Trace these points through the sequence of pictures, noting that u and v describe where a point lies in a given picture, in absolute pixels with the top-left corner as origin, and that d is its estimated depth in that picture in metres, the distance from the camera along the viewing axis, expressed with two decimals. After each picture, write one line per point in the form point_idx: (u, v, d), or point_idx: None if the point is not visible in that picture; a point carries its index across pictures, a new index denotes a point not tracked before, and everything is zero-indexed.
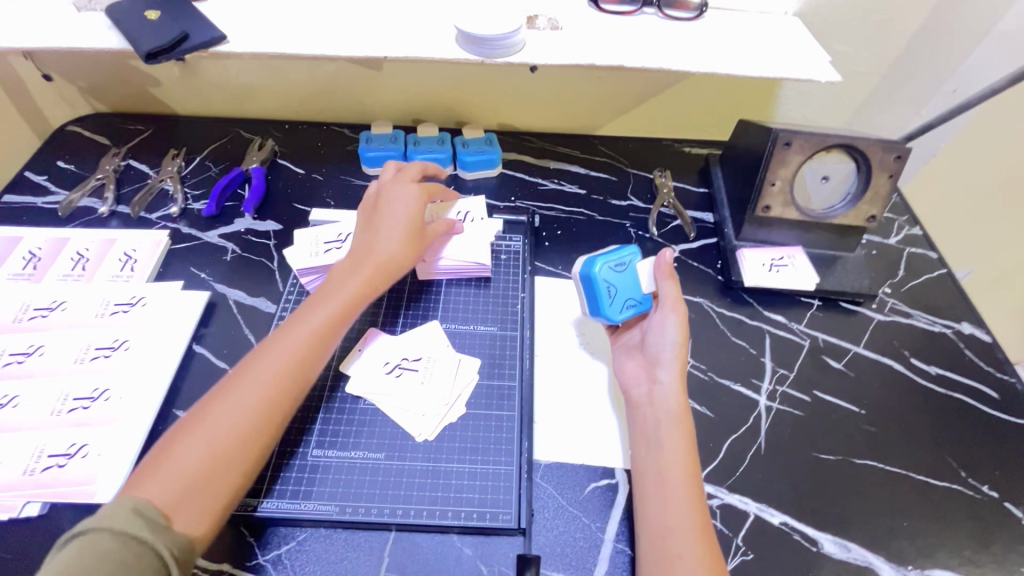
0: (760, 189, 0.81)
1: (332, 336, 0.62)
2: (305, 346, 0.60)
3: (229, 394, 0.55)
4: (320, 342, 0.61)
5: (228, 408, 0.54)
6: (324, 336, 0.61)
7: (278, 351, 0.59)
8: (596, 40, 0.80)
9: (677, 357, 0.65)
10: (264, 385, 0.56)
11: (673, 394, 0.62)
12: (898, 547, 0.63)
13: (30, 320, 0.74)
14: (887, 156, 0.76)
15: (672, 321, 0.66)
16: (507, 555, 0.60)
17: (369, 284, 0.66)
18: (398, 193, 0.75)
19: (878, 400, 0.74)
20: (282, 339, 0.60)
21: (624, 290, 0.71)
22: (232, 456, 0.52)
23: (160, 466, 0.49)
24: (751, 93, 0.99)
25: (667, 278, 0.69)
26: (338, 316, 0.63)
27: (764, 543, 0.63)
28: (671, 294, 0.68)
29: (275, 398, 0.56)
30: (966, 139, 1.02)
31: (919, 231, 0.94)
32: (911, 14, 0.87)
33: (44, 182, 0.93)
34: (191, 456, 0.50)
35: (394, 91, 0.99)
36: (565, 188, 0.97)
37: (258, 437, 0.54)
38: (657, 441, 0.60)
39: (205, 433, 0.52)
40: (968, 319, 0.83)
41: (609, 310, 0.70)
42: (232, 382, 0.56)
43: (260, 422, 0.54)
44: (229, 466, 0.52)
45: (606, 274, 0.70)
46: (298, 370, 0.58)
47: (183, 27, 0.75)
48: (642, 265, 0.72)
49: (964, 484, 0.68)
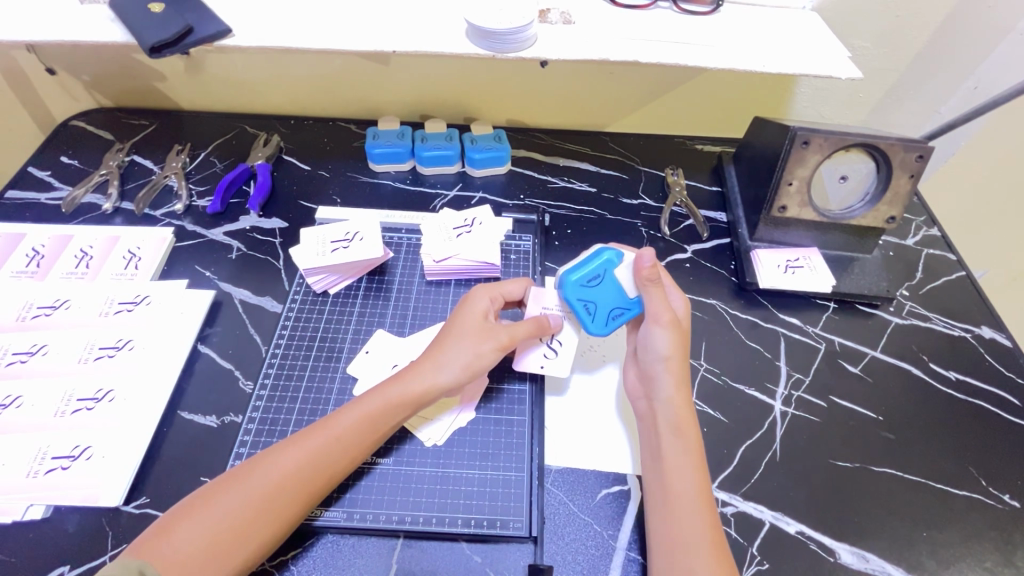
0: (777, 189, 0.79)
1: (366, 440, 0.58)
2: (355, 434, 0.57)
3: (249, 470, 0.54)
4: (351, 444, 0.57)
5: (247, 485, 0.53)
6: (355, 437, 0.57)
7: (330, 430, 0.57)
8: (610, 35, 0.78)
9: (670, 368, 0.62)
10: (285, 469, 0.54)
11: (673, 404, 0.61)
12: (918, 558, 0.62)
13: (33, 319, 0.73)
14: (909, 156, 0.74)
15: (659, 336, 0.62)
16: (518, 562, 0.59)
17: (418, 394, 0.60)
18: (480, 299, 0.66)
19: (896, 406, 0.73)
20: (339, 419, 0.58)
21: (605, 301, 0.66)
22: (257, 522, 0.52)
23: (173, 534, 0.50)
24: (767, 89, 0.97)
25: (648, 282, 0.64)
26: (377, 415, 0.59)
27: (780, 553, 0.61)
28: (655, 304, 0.63)
29: (292, 485, 0.54)
30: (986, 138, 0.99)
31: (937, 232, 0.92)
32: (934, 9, 0.85)
33: (47, 178, 0.91)
34: (202, 529, 0.50)
35: (402, 86, 0.97)
36: (576, 186, 0.95)
37: (268, 523, 0.52)
38: (661, 453, 0.59)
39: (219, 510, 0.51)
40: (989, 322, 0.81)
41: (592, 326, 0.67)
42: (281, 448, 0.56)
43: (274, 507, 0.52)
44: (238, 543, 0.50)
45: (578, 292, 0.67)
46: (322, 465, 0.55)
47: (187, 20, 0.74)
48: (620, 273, 0.66)
49: (985, 493, 0.66)
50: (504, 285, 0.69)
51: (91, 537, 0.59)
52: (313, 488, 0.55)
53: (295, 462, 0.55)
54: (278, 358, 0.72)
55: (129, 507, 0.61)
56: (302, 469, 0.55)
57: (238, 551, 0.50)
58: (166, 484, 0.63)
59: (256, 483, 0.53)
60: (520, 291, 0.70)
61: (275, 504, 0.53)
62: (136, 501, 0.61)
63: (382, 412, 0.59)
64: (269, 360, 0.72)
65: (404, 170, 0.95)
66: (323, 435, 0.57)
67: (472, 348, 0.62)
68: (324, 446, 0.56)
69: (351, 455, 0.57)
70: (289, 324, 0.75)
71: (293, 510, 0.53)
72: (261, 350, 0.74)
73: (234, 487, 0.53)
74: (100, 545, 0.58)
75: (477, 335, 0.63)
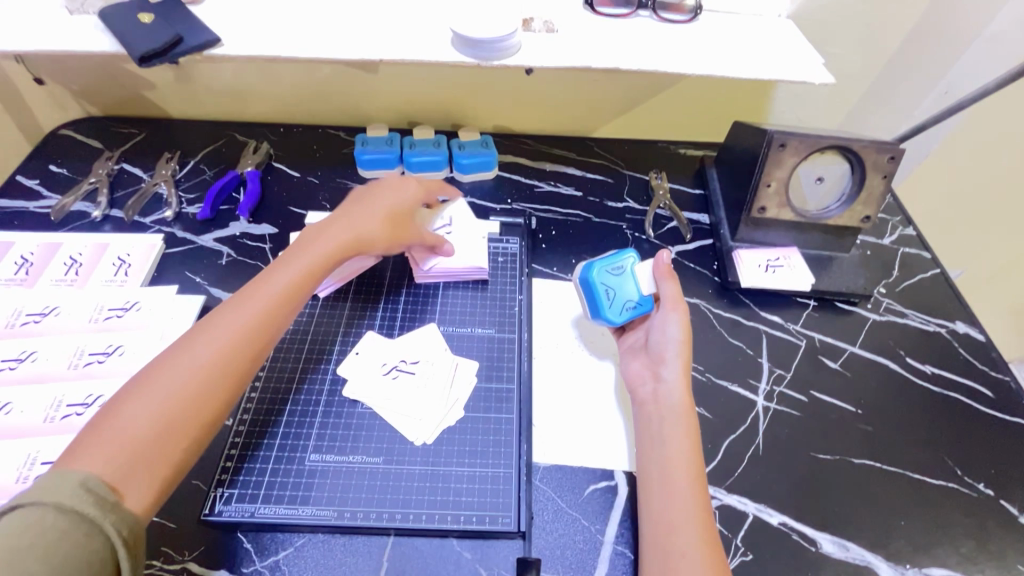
0: (756, 190, 0.81)
1: (286, 315, 0.62)
2: (269, 310, 0.61)
3: (177, 356, 0.55)
4: (274, 317, 0.61)
5: (165, 382, 0.52)
6: (279, 315, 0.61)
7: (236, 315, 0.59)
8: (592, 42, 0.80)
9: (680, 353, 0.66)
10: (213, 350, 0.55)
11: (677, 389, 0.63)
12: (897, 546, 0.64)
13: (23, 326, 0.73)
14: (881, 157, 0.77)
15: (674, 320, 0.67)
16: (507, 558, 0.60)
17: (280, 298, 0.62)
18: (381, 184, 0.76)
19: (874, 399, 0.75)
20: (245, 303, 0.60)
21: (621, 292, 0.71)
22: (182, 416, 0.52)
23: (122, 411, 0.50)
24: (746, 94, 1.00)
25: (667, 278, 0.70)
26: (294, 288, 0.63)
27: (763, 544, 0.63)
28: (673, 294, 0.69)
29: (213, 372, 0.55)
30: (958, 140, 1.03)
31: (913, 232, 0.95)
32: (903, 16, 0.88)
33: (36, 186, 0.92)
34: (150, 404, 0.51)
35: (390, 94, 0.98)
36: (561, 190, 0.97)
37: (216, 389, 0.54)
38: (662, 437, 0.61)
39: (138, 411, 0.50)
40: (962, 318, 0.83)
41: (608, 312, 0.71)
42: (185, 344, 0.56)
43: (214, 378, 0.54)
44: (193, 407, 0.52)
45: (603, 278, 0.72)
46: (250, 339, 0.58)
47: (176, 30, 0.75)
48: (641, 269, 0.72)
49: (960, 482, 0.68)
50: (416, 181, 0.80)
51: None
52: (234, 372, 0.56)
53: (226, 338, 0.57)
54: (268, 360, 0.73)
55: None
56: (235, 345, 0.57)
57: (191, 424, 0.52)
58: None
59: (190, 362, 0.54)
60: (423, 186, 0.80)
61: (215, 377, 0.55)
62: None
63: (275, 306, 0.61)
64: None
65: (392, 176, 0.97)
66: (246, 309, 0.60)
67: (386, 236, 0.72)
68: (231, 338, 0.57)
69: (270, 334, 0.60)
70: None
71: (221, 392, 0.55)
72: None
73: (170, 367, 0.54)
74: None
75: (374, 222, 0.72)
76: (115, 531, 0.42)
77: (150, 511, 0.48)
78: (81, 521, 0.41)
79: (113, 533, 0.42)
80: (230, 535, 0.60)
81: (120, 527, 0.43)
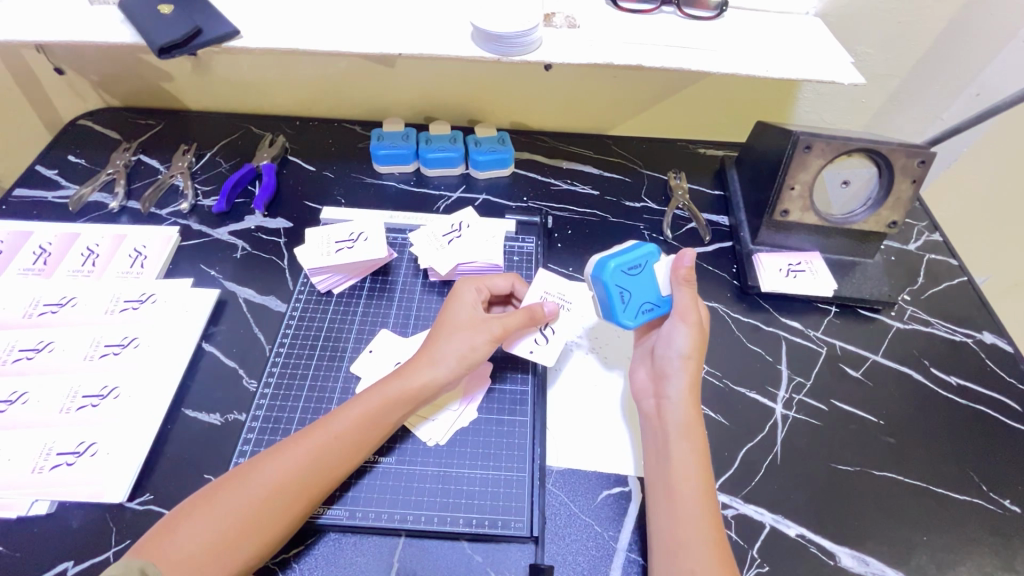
0: (779, 193, 0.79)
1: (356, 448, 0.58)
2: (338, 445, 0.57)
3: (254, 467, 0.55)
4: (354, 441, 0.58)
5: (225, 504, 0.52)
6: (344, 449, 0.57)
7: (305, 444, 0.56)
8: (615, 39, 0.79)
9: (686, 367, 0.63)
10: (275, 478, 0.54)
11: (682, 404, 0.61)
12: (919, 562, 0.62)
13: (40, 316, 0.73)
14: (910, 162, 0.75)
15: (682, 333, 0.64)
16: (518, 562, 0.59)
17: (351, 429, 0.58)
18: (467, 292, 0.68)
19: (897, 410, 0.73)
20: (315, 432, 0.57)
21: (640, 292, 0.67)
22: (235, 543, 0.50)
23: (182, 528, 0.51)
24: (769, 94, 0.97)
25: (683, 283, 0.66)
26: (384, 406, 0.59)
27: (780, 555, 0.62)
28: (684, 304, 0.65)
29: (271, 500, 0.53)
30: (989, 145, 1.00)
31: (939, 238, 0.92)
32: (937, 16, 0.85)
33: (54, 176, 0.92)
34: (205, 527, 0.51)
35: (407, 89, 0.97)
36: (579, 189, 0.95)
37: (281, 515, 0.53)
38: (666, 455, 0.59)
39: (193, 531, 0.50)
40: (990, 328, 0.81)
41: (623, 315, 0.66)
42: (252, 467, 0.55)
43: (286, 496, 0.53)
44: (253, 532, 0.51)
45: (616, 278, 0.66)
46: (311, 477, 0.55)
47: (195, 21, 0.74)
48: (658, 268, 0.68)
49: (986, 498, 0.66)
50: (488, 278, 0.71)
51: (94, 534, 0.59)
52: (296, 501, 0.54)
53: (291, 467, 0.54)
54: (282, 356, 0.73)
55: (133, 503, 0.61)
56: (313, 463, 0.55)
57: (243, 551, 0.51)
58: (170, 480, 0.63)
59: (263, 476, 0.54)
60: (507, 285, 0.71)
61: (285, 493, 0.53)
62: (141, 497, 0.62)
63: (344, 437, 0.57)
64: (272, 359, 0.72)
65: (408, 172, 0.96)
66: (333, 427, 0.58)
67: (467, 361, 0.63)
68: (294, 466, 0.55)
69: (352, 454, 0.57)
70: (293, 324, 0.76)
71: (279, 519, 0.53)
72: (265, 349, 0.74)
73: (228, 493, 0.53)
74: (104, 540, 0.59)
75: (456, 343, 0.63)
76: None
77: None
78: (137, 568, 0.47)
79: None
80: None
81: None
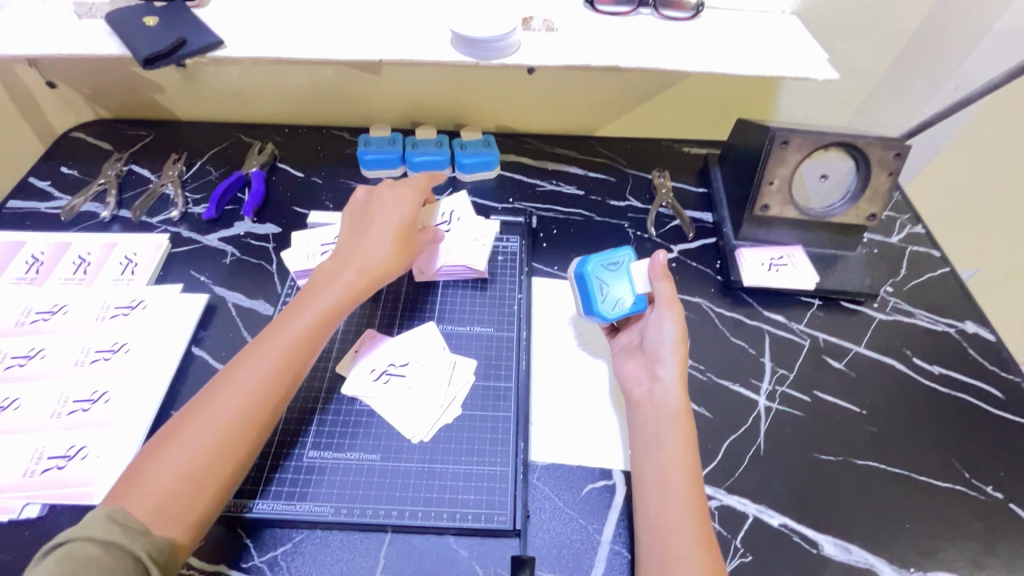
0: (759, 188, 0.80)
1: (306, 355, 0.62)
2: (291, 350, 0.61)
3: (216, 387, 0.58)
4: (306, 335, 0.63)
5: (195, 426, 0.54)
6: (303, 351, 0.62)
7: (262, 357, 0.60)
8: (593, 42, 0.80)
9: (677, 351, 0.65)
10: (240, 392, 0.57)
11: (674, 390, 0.62)
12: (901, 549, 0.63)
13: (32, 324, 0.74)
14: (886, 154, 0.76)
15: (669, 318, 0.67)
16: (503, 556, 0.60)
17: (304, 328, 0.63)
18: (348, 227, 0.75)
19: (879, 399, 0.74)
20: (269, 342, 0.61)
21: (616, 288, 0.71)
22: (212, 459, 0.53)
23: (157, 461, 0.52)
24: (750, 93, 0.99)
25: (662, 278, 0.69)
26: (287, 359, 0.61)
27: (763, 544, 0.62)
28: (667, 293, 0.68)
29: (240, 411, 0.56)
30: (969, 138, 1.01)
31: (921, 230, 0.93)
32: (911, 11, 0.87)
33: (47, 187, 0.94)
34: (179, 453, 0.53)
35: (393, 94, 0.99)
36: (564, 190, 0.97)
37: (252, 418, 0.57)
38: (658, 441, 0.60)
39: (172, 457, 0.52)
40: (972, 318, 0.82)
41: (601, 306, 0.69)
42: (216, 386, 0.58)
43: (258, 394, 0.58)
44: (230, 443, 0.55)
45: (597, 272, 0.71)
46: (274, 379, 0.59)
47: (179, 33, 0.76)
48: (637, 268, 0.71)
49: (968, 485, 0.67)
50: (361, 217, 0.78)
51: None
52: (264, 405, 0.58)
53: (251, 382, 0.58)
54: None
55: None
56: (277, 361, 0.60)
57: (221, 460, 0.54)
58: None
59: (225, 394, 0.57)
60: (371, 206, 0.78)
61: (254, 398, 0.57)
62: None
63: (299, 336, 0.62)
64: None
65: (395, 176, 0.97)
66: (237, 385, 0.57)
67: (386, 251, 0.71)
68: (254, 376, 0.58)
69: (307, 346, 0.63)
70: None
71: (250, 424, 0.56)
72: None
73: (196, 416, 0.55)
74: None
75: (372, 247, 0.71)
76: (144, 552, 0.45)
77: (189, 541, 0.50)
78: (114, 548, 0.44)
79: (143, 554, 0.45)
80: (227, 528, 0.60)
81: (151, 550, 0.46)
